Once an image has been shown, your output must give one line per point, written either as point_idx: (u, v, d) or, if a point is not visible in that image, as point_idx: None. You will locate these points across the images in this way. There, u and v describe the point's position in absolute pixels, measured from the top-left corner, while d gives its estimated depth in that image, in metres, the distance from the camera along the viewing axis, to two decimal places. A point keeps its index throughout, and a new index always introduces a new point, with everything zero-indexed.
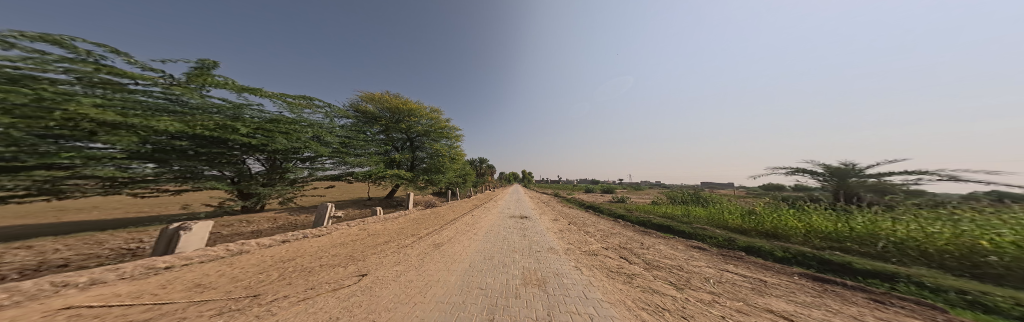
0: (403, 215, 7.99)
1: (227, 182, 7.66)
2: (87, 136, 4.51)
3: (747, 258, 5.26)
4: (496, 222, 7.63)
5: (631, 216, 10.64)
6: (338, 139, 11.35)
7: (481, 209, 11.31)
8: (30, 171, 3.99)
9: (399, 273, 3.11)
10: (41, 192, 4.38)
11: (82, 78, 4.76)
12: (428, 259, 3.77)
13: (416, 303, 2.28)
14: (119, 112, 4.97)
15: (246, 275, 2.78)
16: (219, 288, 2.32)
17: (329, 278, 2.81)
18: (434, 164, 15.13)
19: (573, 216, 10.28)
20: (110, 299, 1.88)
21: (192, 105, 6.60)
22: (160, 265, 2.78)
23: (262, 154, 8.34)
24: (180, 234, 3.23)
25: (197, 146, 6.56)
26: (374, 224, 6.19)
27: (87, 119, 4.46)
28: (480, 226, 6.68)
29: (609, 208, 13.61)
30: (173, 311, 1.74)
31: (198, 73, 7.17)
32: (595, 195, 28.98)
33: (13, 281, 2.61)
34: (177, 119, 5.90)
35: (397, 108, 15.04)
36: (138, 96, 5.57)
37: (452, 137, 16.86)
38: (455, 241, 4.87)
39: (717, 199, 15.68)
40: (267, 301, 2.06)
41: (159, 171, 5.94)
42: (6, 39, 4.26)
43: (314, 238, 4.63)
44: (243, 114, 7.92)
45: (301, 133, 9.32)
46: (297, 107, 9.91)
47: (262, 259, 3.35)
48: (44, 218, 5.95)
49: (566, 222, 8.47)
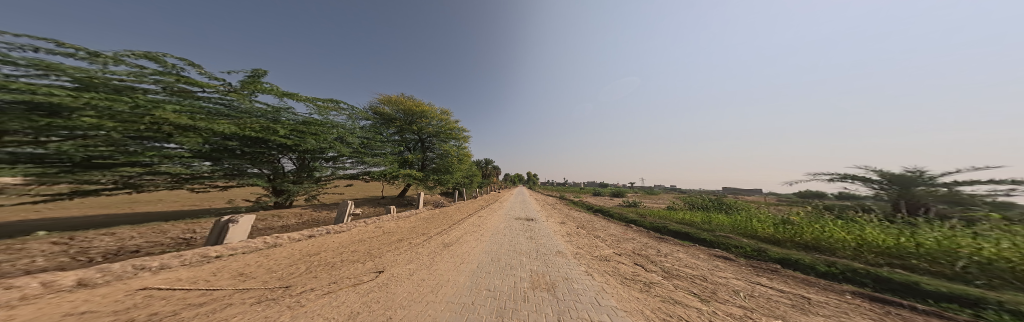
0: (413, 214, 8.39)
1: (266, 178, 8.59)
2: (165, 138, 5.33)
3: (784, 271, 4.72)
4: (502, 223, 7.68)
5: (644, 221, 10.12)
6: (358, 140, 12.14)
7: (489, 210, 11.51)
8: (117, 168, 4.81)
9: (412, 271, 3.28)
10: (124, 186, 5.29)
11: (166, 87, 5.67)
12: (438, 259, 3.91)
13: (428, 301, 2.40)
14: (189, 116, 5.81)
15: (279, 267, 3.12)
16: (257, 278, 2.63)
17: (349, 273, 3.04)
18: (443, 165, 15.62)
19: (581, 220, 10.05)
20: (174, 283, 2.22)
21: (241, 109, 7.47)
22: (212, 254, 3.22)
23: (294, 153, 9.13)
24: (228, 226, 3.70)
25: (244, 146, 7.41)
26: (387, 222, 6.55)
27: (166, 123, 5.29)
28: (486, 227, 6.77)
29: (621, 212, 13.08)
30: (222, 296, 2.02)
31: (250, 80, 8.15)
32: (604, 199, 27.99)
33: (100, 262, 3.16)
34: (232, 122, 6.78)
35: (411, 110, 15.79)
36: (202, 102, 6.44)
37: (460, 138, 17.36)
38: (463, 241, 4.99)
39: (742, 206, 14.39)
40: (297, 292, 2.30)
41: (213, 169, 6.84)
42: (120, 57, 5.21)
43: (335, 234, 5.03)
44: (281, 116, 8.80)
45: (328, 134, 10.12)
46: (325, 109, 10.81)
47: (292, 252, 3.72)
48: (121, 209, 7.12)
49: (574, 226, 8.29)
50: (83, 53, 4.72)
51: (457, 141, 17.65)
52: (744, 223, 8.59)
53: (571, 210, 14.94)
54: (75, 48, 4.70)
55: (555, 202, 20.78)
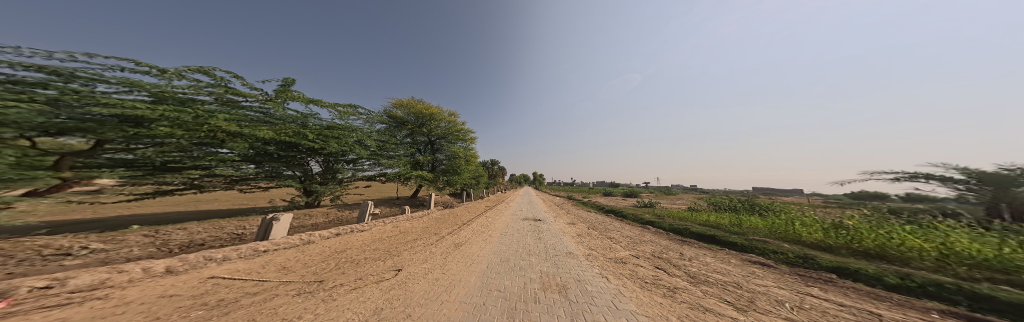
0: (426, 214, 8.80)
1: (297, 179, 9.51)
2: (219, 143, 6.26)
3: (841, 282, 4.08)
4: (510, 224, 7.71)
5: (662, 223, 9.43)
6: (375, 143, 12.97)
7: (497, 210, 11.61)
8: (186, 170, 5.91)
9: (427, 270, 3.47)
10: (189, 186, 6.34)
11: (217, 98, 6.63)
12: (451, 259, 4.07)
13: (443, 300, 2.54)
14: (236, 124, 6.73)
15: (314, 262, 3.50)
16: (296, 272, 2.99)
17: (372, 270, 3.30)
18: (452, 165, 16.12)
19: (592, 220, 9.70)
20: (233, 274, 2.63)
21: (276, 115, 8.44)
22: (260, 248, 3.73)
23: (319, 156, 9.87)
24: (273, 223, 4.23)
25: (279, 150, 8.38)
26: (402, 222, 6.94)
27: (219, 130, 6.17)
28: (494, 227, 6.86)
29: (635, 213, 12.35)
30: (271, 288, 2.35)
31: (282, 89, 9.16)
32: (617, 199, 26.74)
33: (177, 253, 3.81)
34: (270, 128, 7.74)
35: (421, 113, 16.50)
36: (245, 111, 7.39)
37: (467, 140, 17.84)
38: (473, 242, 5.12)
39: (778, 208, 12.81)
40: (329, 286, 2.58)
41: (256, 171, 7.89)
42: (181, 73, 6.19)
43: (357, 232, 5.48)
44: (309, 122, 9.76)
45: (348, 137, 10.91)
46: (345, 115, 11.73)
47: (323, 249, 4.14)
48: (189, 207, 8.49)
49: (585, 226, 8.05)
50: (155, 70, 5.69)
51: (465, 143, 18.13)
52: (782, 226, 7.59)
53: (581, 210, 14.50)
54: (149, 66, 5.69)
55: (565, 203, 20.37)
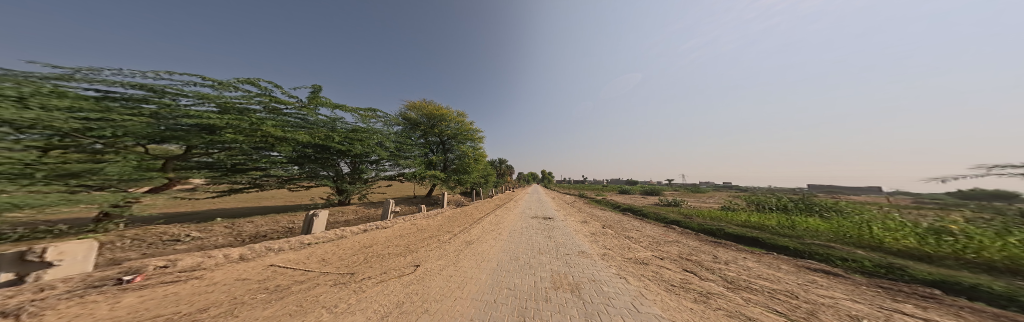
0: (439, 212, 9.29)
1: (331, 179, 10.56)
2: (269, 147, 7.40)
3: (948, 299, 3.19)
4: (520, 222, 7.71)
5: (689, 223, 8.48)
6: (393, 144, 13.51)
7: (508, 209, 11.69)
8: (248, 171, 7.14)
9: (442, 267, 3.68)
10: (252, 184, 7.68)
11: (266, 106, 7.86)
12: (463, 256, 4.26)
13: (456, 297, 2.69)
14: (282, 129, 7.85)
15: (346, 255, 3.98)
16: (333, 264, 3.44)
17: (394, 265, 3.62)
18: (461, 165, 16.63)
19: (607, 219, 9.23)
20: (286, 263, 3.15)
21: (310, 121, 9.58)
22: (305, 241, 4.37)
23: (347, 158, 10.82)
24: (314, 218, 4.92)
25: (315, 152, 9.57)
26: (419, 220, 7.44)
27: (269, 136, 7.26)
28: (503, 225, 6.98)
29: (657, 212, 11.35)
30: (314, 278, 2.76)
31: (313, 96, 10.34)
32: (636, 197, 24.96)
33: (247, 242, 4.70)
34: (306, 133, 8.86)
35: (433, 115, 17.17)
36: (286, 116, 8.56)
37: (475, 139, 18.39)
38: (483, 240, 5.30)
39: (840, 208, 10.74)
40: (359, 278, 2.93)
41: (300, 172, 9.17)
42: (232, 84, 7.37)
43: (381, 229, 6.05)
44: (336, 125, 10.78)
45: (370, 139, 11.61)
46: (366, 118, 12.78)
47: (353, 243, 4.67)
48: (253, 204, 10.18)
49: (600, 225, 7.68)
50: (215, 83, 6.89)
51: (473, 142, 18.73)
52: (849, 231, 6.26)
53: (595, 209, 13.83)
54: (211, 80, 6.92)
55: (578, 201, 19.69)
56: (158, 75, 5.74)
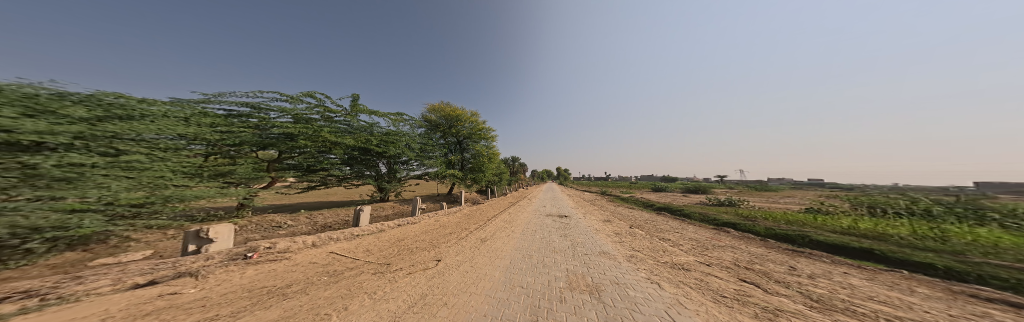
0: (458, 210, 9.89)
1: (372, 178, 11.94)
2: (326, 150, 9.25)
3: None
4: (536, 221, 7.62)
5: (754, 226, 6.92)
6: (418, 145, 14.17)
7: (525, 206, 11.68)
8: (315, 173, 9.11)
9: (459, 263, 3.96)
10: (320, 182, 9.72)
11: (322, 115, 9.80)
12: (478, 253, 4.48)
13: (471, 292, 2.87)
14: (337, 135, 9.61)
15: (382, 247, 4.66)
16: (371, 254, 4.09)
17: (419, 259, 4.07)
18: (478, 163, 17.26)
19: (635, 219, 8.29)
20: (338, 252, 3.90)
21: (354, 126, 11.12)
22: (352, 232, 5.30)
23: (384, 159, 12.17)
24: (360, 212, 5.90)
25: (360, 154, 10.97)
26: (440, 217, 8.09)
27: (326, 141, 9.04)
28: (517, 223, 7.08)
29: (702, 213, 9.54)
30: (358, 266, 3.36)
31: (354, 104, 12.12)
32: (674, 196, 21.61)
33: (316, 231, 5.99)
34: (352, 138, 10.36)
35: (450, 116, 17.78)
36: (337, 124, 10.35)
37: (489, 138, 18.95)
38: (497, 238, 5.46)
39: (1017, 215, 7.22)
40: (391, 269, 3.42)
41: (351, 172, 10.96)
42: (299, 98, 9.23)
43: (410, 224, 6.83)
44: (373, 130, 11.81)
45: (399, 142, 12.57)
46: (395, 122, 14.16)
47: (387, 237, 5.42)
48: (321, 198, 12.72)
49: (626, 225, 6.95)
50: (289, 98, 8.77)
51: (487, 141, 19.27)
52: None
53: (620, 207, 12.55)
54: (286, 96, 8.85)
55: (599, 199, 18.24)
56: (251, 95, 7.98)
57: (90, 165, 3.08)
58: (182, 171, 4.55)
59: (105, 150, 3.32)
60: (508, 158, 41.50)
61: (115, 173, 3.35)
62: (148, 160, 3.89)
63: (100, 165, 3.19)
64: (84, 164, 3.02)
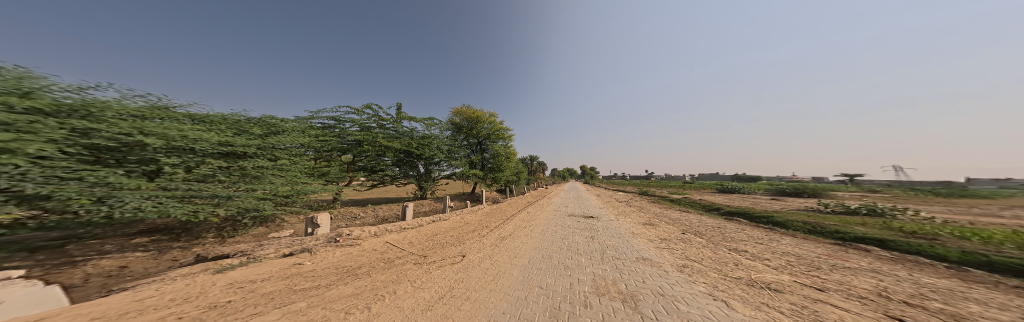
0: (480, 208, 10.36)
1: (414, 177, 13.30)
2: (383, 153, 11.44)
3: None
4: (558, 222, 7.39)
5: (935, 247, 4.49)
6: (446, 147, 14.88)
7: (550, 206, 11.32)
8: (376, 172, 11.47)
9: (482, 259, 4.24)
10: (379, 181, 11.95)
11: (379, 124, 11.88)
12: (498, 251, 4.66)
13: (490, 289, 3.05)
14: (389, 141, 11.59)
15: (421, 240, 5.42)
16: (409, 246, 4.79)
17: (448, 253, 4.54)
18: (496, 163, 17.61)
19: (682, 223, 6.98)
20: (383, 244, 4.71)
21: (399, 131, 12.80)
22: (397, 226, 6.30)
23: (422, 160, 13.38)
24: (406, 207, 7.01)
25: (403, 157, 12.46)
26: (464, 214, 8.71)
27: (381, 147, 11.19)
28: (535, 224, 7.10)
29: (814, 225, 6.78)
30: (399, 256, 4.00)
31: (399, 112, 13.95)
32: (737, 198, 17.29)
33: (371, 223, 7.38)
34: (398, 143, 11.86)
35: (472, 117, 18.13)
36: (388, 130, 12.28)
37: (506, 138, 19.07)
38: (515, 237, 5.57)
39: None
40: (423, 261, 3.95)
41: (400, 173, 12.70)
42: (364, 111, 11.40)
43: (441, 220, 7.62)
44: (412, 134, 13.29)
45: (432, 145, 13.52)
46: (427, 126, 15.40)
47: (424, 231, 6.23)
48: (375, 193, 15.31)
49: (669, 229, 5.94)
50: (356, 111, 10.93)
51: (504, 141, 19.42)
52: None
53: (660, 209, 10.81)
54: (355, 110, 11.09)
55: (635, 199, 16.04)
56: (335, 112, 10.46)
57: (263, 166, 5.22)
58: (309, 170, 6.71)
59: (270, 156, 5.52)
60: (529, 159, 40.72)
61: (275, 172, 5.42)
62: (289, 163, 5.93)
63: (268, 166, 5.32)
64: (262, 165, 5.18)
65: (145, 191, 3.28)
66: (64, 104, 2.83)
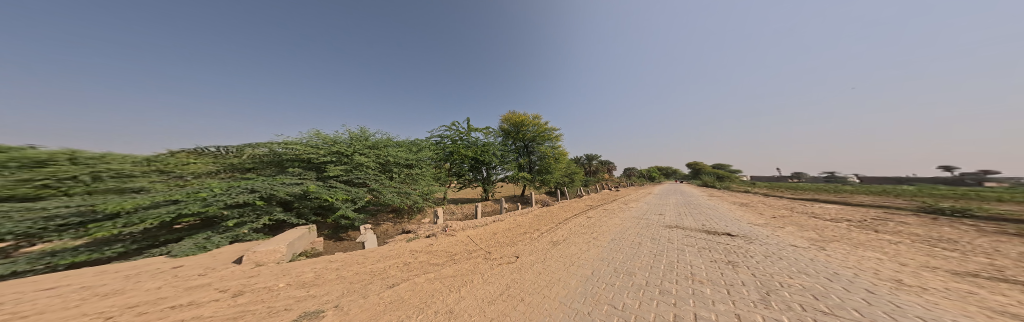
0: (531, 210, 9.92)
1: (481, 181, 14.44)
2: (465, 161, 13.75)
3: None
4: (632, 232, 5.77)
5: None
6: (498, 152, 15.41)
7: (626, 212, 9.09)
8: (461, 177, 13.81)
9: (535, 262, 3.92)
10: (461, 185, 14.00)
11: (458, 138, 14.32)
12: (551, 256, 4.17)
13: (543, 295, 2.68)
14: (467, 152, 13.58)
15: (490, 236, 5.76)
16: (468, 244, 5.19)
17: (501, 253, 4.49)
18: (545, 165, 16.79)
19: (935, 260, 3.47)
20: (451, 242, 5.36)
21: (469, 140, 14.58)
22: (469, 224, 7.04)
23: (486, 165, 14.49)
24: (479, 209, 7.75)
25: (474, 164, 14.08)
26: (517, 216, 8.55)
27: (463, 157, 13.55)
28: (596, 230, 6.01)
29: None
30: (460, 259, 4.41)
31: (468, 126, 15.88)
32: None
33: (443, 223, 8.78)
34: (470, 152, 13.67)
35: (518, 122, 17.72)
36: (463, 141, 14.45)
37: (553, 138, 17.97)
38: (572, 243, 4.87)
39: None
40: (478, 264, 4.11)
41: (474, 178, 14.21)
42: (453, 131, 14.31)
43: (500, 220, 7.87)
44: (476, 142, 14.79)
45: (490, 152, 14.51)
46: (486, 135, 16.56)
47: (491, 228, 6.55)
48: None
49: (906, 270, 3.03)
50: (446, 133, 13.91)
51: (551, 142, 18.41)
52: None
53: (855, 229, 6.04)
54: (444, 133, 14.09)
55: (783, 210, 9.91)
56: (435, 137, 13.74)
57: (421, 171, 9.71)
58: (433, 174, 10.89)
59: (420, 166, 9.95)
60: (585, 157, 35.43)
61: (423, 177, 9.70)
62: (425, 170, 10.05)
63: (422, 171, 9.77)
64: (421, 172, 9.68)
65: (391, 187, 8.18)
66: (378, 142, 8.94)
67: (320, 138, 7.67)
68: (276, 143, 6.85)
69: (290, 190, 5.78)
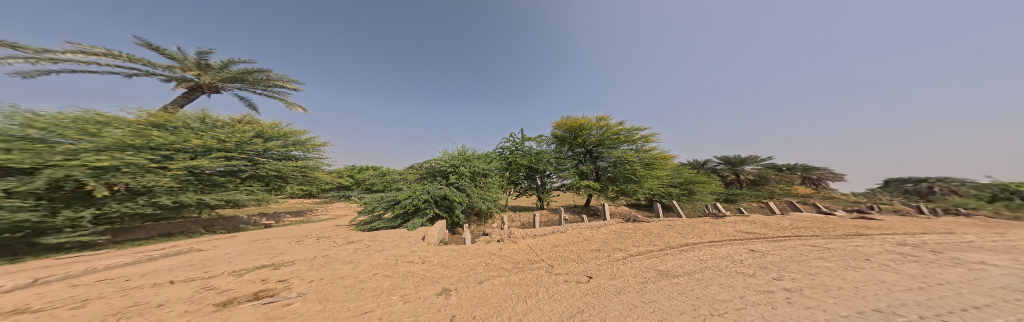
0: (604, 224, 7.34)
1: (535, 189, 13.58)
2: (528, 169, 13.56)
3: None
4: (941, 298, 2.17)
5: None
6: (555, 158, 13.70)
7: (877, 256, 3.93)
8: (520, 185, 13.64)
9: (624, 289, 2.54)
10: (520, 192, 13.92)
11: (516, 147, 14.57)
12: (656, 289, 2.51)
13: None
14: (527, 160, 13.38)
15: (553, 248, 4.76)
16: (530, 254, 4.61)
17: (571, 269, 3.38)
18: (621, 173, 12.71)
19: None
20: (515, 251, 5.00)
21: (524, 149, 14.31)
22: (531, 233, 6.42)
23: (541, 173, 13.44)
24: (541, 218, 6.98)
25: (530, 172, 13.60)
26: (582, 229, 6.62)
27: (519, 168, 13.53)
28: (774, 273, 2.99)
29: None
30: (527, 268, 3.88)
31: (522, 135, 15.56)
32: None
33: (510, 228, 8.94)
34: (527, 160, 13.34)
35: (573, 127, 13.80)
36: (519, 148, 14.53)
37: (634, 139, 13.37)
38: (706, 282, 2.69)
39: None
40: (544, 277, 3.36)
41: (529, 186, 13.61)
42: (514, 140, 14.66)
43: (558, 232, 6.49)
44: (529, 151, 14.16)
45: (544, 159, 13.30)
46: (539, 143, 15.21)
47: (548, 240, 5.48)
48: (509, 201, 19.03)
49: None
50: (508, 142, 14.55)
51: (630, 144, 13.68)
52: None
53: None
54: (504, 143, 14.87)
55: None
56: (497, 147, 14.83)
57: (495, 182, 11.17)
58: (500, 182, 11.84)
59: (492, 175, 11.32)
60: (715, 159, 21.47)
61: (493, 186, 10.85)
62: (493, 177, 11.28)
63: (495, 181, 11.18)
64: (495, 182, 11.14)
65: (483, 194, 9.92)
66: (472, 155, 11.24)
67: (446, 155, 10.82)
68: (433, 161, 10.64)
69: (440, 193, 8.83)
